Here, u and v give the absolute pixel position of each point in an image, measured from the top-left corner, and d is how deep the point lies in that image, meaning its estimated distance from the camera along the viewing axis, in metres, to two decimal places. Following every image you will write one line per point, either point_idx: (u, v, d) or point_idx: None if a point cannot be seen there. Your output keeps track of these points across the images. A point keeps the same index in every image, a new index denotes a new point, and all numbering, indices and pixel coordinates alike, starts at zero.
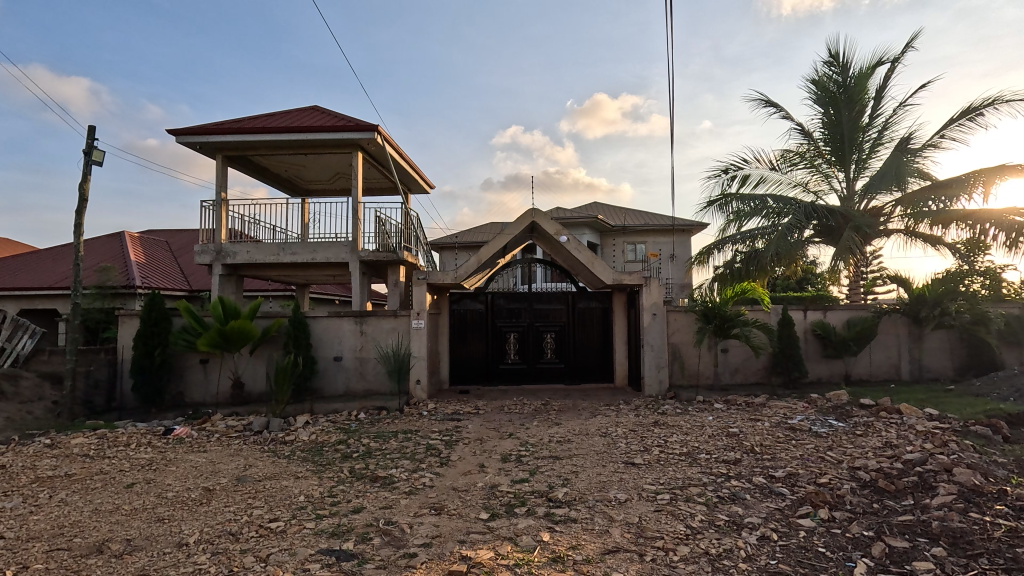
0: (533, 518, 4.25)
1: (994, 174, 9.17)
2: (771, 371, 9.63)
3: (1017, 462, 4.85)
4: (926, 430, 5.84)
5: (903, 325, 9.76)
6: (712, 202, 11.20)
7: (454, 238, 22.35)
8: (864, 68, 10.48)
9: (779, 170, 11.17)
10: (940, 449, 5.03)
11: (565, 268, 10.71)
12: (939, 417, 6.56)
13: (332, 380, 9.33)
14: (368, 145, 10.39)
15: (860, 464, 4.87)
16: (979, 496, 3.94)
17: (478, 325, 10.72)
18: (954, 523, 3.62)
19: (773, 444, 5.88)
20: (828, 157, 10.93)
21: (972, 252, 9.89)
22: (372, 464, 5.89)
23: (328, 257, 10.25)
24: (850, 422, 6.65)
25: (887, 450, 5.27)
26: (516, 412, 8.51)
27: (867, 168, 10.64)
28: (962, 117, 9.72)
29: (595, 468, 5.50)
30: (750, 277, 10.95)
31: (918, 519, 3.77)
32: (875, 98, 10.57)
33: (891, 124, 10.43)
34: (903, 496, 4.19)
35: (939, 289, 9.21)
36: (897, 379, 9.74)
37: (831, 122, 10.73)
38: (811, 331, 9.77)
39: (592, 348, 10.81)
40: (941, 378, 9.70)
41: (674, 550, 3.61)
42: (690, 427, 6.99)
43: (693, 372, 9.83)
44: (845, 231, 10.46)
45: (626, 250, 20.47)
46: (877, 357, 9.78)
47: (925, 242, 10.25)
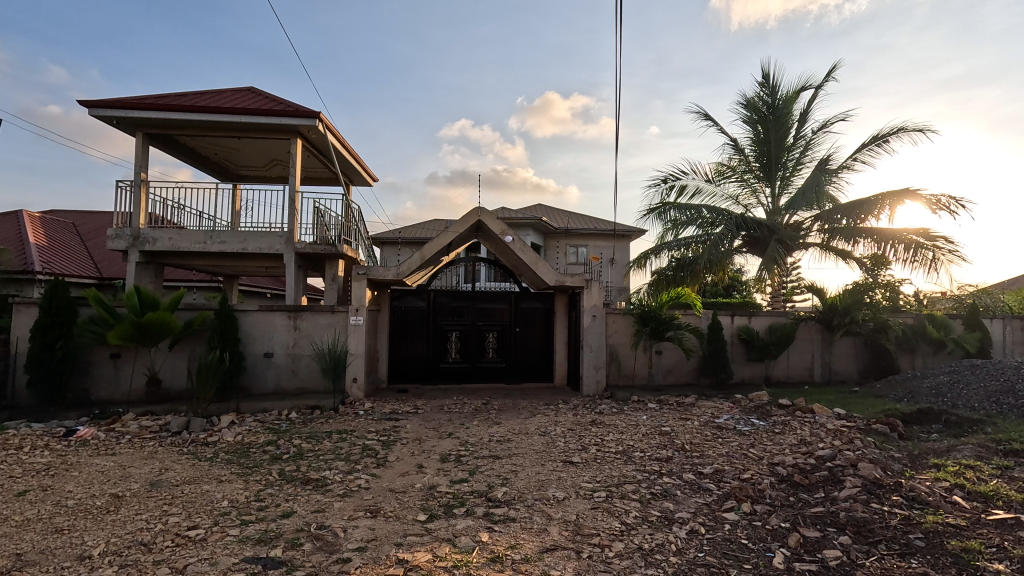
0: (472, 518, 4.22)
1: (898, 197, 10.13)
2: (701, 372, 10.15)
3: (909, 457, 5.38)
4: (835, 428, 6.36)
5: (817, 331, 10.61)
6: (651, 208, 11.68)
7: (396, 233, 21.86)
8: (790, 92, 11.30)
9: (713, 182, 11.81)
10: (847, 445, 5.48)
11: (508, 267, 10.73)
12: (846, 416, 7.17)
13: (261, 376, 8.85)
14: (308, 132, 9.91)
15: (778, 460, 5.23)
16: (879, 488, 4.32)
17: (419, 323, 10.54)
18: (858, 513, 3.94)
19: (702, 442, 6.19)
20: (757, 173, 11.65)
21: (875, 266, 10.75)
22: (304, 466, 5.63)
23: (261, 248, 9.70)
24: (769, 421, 7.12)
25: (802, 447, 5.69)
26: (456, 412, 8.43)
27: (791, 185, 11.43)
28: (872, 142, 10.68)
29: (535, 467, 5.55)
30: (684, 282, 11.50)
31: (828, 510, 4.09)
32: (799, 120, 11.37)
33: (813, 145, 11.26)
34: (815, 490, 4.53)
35: (848, 299, 10.08)
36: (811, 381, 10.55)
37: (760, 140, 11.48)
38: (736, 335, 10.43)
39: (533, 348, 10.91)
40: (847, 381, 10.61)
41: (610, 546, 3.70)
42: (626, 426, 7.22)
43: (628, 372, 10.17)
44: (770, 243, 11.21)
45: (568, 252, 20.85)
46: (794, 360, 10.55)
47: (838, 256, 11.17)
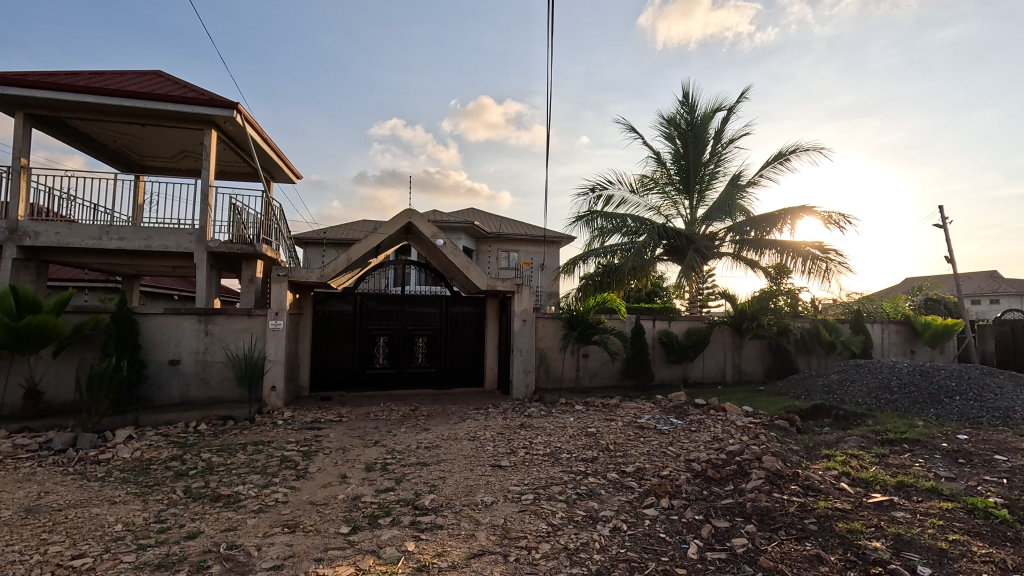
0: (398, 528, 4.11)
1: (797, 213, 11.16)
2: (625, 374, 10.57)
3: (805, 449, 5.91)
4: (743, 424, 6.86)
5: (728, 334, 11.41)
6: (580, 216, 12.06)
7: (322, 234, 20.95)
8: (706, 112, 12.14)
9: (637, 193, 12.40)
10: (753, 440, 5.93)
11: (439, 271, 10.61)
12: (753, 413, 7.76)
13: (165, 386, 8.10)
14: (224, 124, 9.27)
15: (694, 456, 5.56)
16: (780, 478, 4.70)
17: (345, 328, 10.15)
18: (762, 502, 4.26)
19: (625, 442, 6.45)
20: (677, 186, 12.37)
21: (779, 275, 11.77)
22: (213, 482, 5.23)
23: (167, 246, 8.92)
24: (686, 420, 7.56)
25: (715, 443, 6.08)
26: (383, 419, 8.18)
27: (706, 198, 12.24)
28: (776, 162, 11.69)
29: (463, 472, 5.52)
30: (610, 288, 11.94)
31: (736, 501, 4.40)
32: (714, 138, 12.23)
33: (726, 162, 12.14)
34: (725, 482, 4.85)
35: (755, 305, 10.95)
36: (723, 381, 11.31)
37: (679, 155, 12.21)
38: (657, 339, 10.99)
39: (464, 352, 10.85)
40: (754, 381, 11.49)
41: (537, 548, 3.75)
42: (553, 429, 7.37)
43: (557, 375, 10.40)
44: (688, 252, 11.93)
45: (499, 257, 20.98)
46: (709, 362, 11.27)
47: (747, 265, 12.09)
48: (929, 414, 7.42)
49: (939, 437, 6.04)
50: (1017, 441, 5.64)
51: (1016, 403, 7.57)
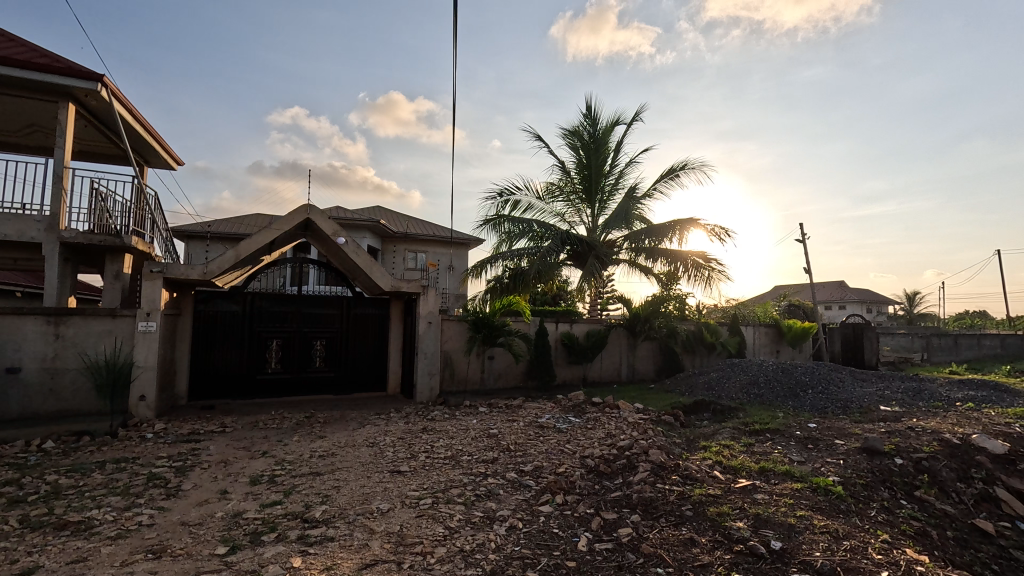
0: (284, 544, 3.86)
1: (685, 225, 12.15)
2: (529, 375, 10.83)
3: (686, 441, 6.45)
4: (634, 421, 7.32)
5: (624, 336, 12.13)
6: (487, 219, 12.18)
7: (207, 227, 19.11)
8: (607, 126, 12.84)
9: (543, 199, 12.79)
10: (642, 435, 6.36)
11: (340, 271, 10.15)
12: (643, 410, 8.32)
13: (1, 399, 6.93)
14: (86, 97, 8.14)
15: (588, 453, 5.82)
16: (663, 469, 5.08)
17: (232, 330, 9.33)
18: (646, 493, 4.58)
19: (525, 441, 6.60)
20: (580, 195, 12.93)
21: (669, 281, 12.73)
22: (60, 507, 4.54)
23: (6, 234, 7.62)
24: (583, 418, 7.91)
25: (608, 439, 6.42)
26: (273, 428, 7.63)
27: (607, 208, 12.93)
28: (667, 177, 12.66)
29: (359, 480, 5.31)
30: (516, 291, 12.17)
31: (624, 493, 4.68)
32: (615, 151, 12.96)
33: (624, 174, 12.91)
34: (615, 476, 5.15)
35: (648, 309, 11.77)
36: (619, 380, 12.00)
37: (582, 165, 12.79)
38: (559, 340, 11.41)
39: (366, 356, 10.43)
40: (646, 379, 12.32)
41: (432, 553, 3.71)
42: (456, 431, 7.35)
43: (462, 378, 10.39)
44: (589, 257, 12.51)
45: (406, 257, 20.51)
46: (606, 362, 11.90)
47: (642, 272, 12.95)
48: (788, 406, 8.44)
49: (794, 426, 6.89)
50: (852, 427, 6.61)
51: (853, 394, 8.86)
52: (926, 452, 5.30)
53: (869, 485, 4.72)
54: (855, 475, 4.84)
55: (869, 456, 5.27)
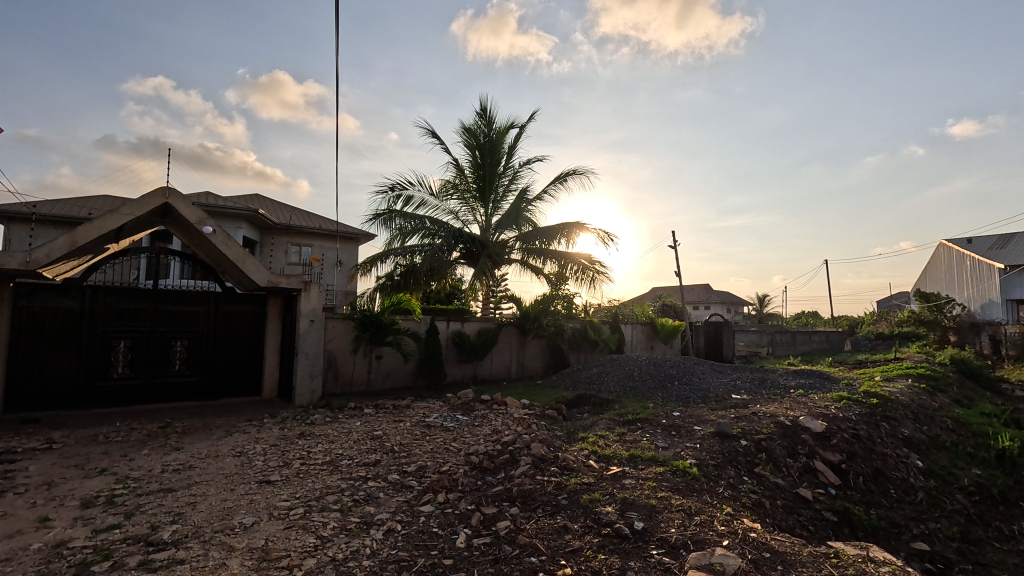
0: (121, 573, 3.37)
1: (573, 228, 12.75)
2: (418, 374, 10.65)
3: (567, 434, 6.75)
4: (520, 416, 7.51)
5: (514, 334, 12.41)
6: (378, 214, 11.76)
7: (35, 207, 16.14)
8: (502, 127, 13.06)
9: (437, 197, 12.66)
10: (525, 430, 6.54)
11: (207, 264, 9.15)
12: (529, 405, 8.58)
13: None
14: None
15: (473, 450, 5.85)
16: (543, 462, 5.26)
17: (65, 330, 7.98)
18: (526, 486, 4.72)
19: (410, 442, 6.46)
20: (474, 194, 12.98)
21: (557, 281, 13.26)
22: None
23: None
24: (471, 416, 7.95)
25: (493, 435, 6.51)
26: (117, 441, 6.66)
27: (500, 208, 13.13)
28: (558, 181, 13.20)
29: (221, 494, 4.82)
30: (407, 289, 11.89)
31: (505, 487, 4.78)
32: (509, 153, 13.22)
33: (518, 176, 13.21)
34: (498, 471, 5.24)
35: (537, 308, 12.20)
36: (508, 377, 12.25)
37: (477, 164, 12.85)
38: (450, 339, 11.38)
39: (237, 358, 9.51)
40: (535, 375, 12.71)
41: (300, 565, 3.48)
42: (337, 435, 6.98)
43: (346, 379, 9.92)
44: (481, 257, 12.61)
45: (287, 250, 19.06)
46: (497, 360, 12.08)
47: (532, 272, 13.35)
48: (658, 397, 9.22)
49: (662, 415, 7.54)
50: (709, 414, 7.40)
51: (712, 384, 9.93)
52: (764, 433, 6.10)
53: (719, 465, 5.31)
54: (708, 457, 5.42)
55: (721, 439, 5.94)
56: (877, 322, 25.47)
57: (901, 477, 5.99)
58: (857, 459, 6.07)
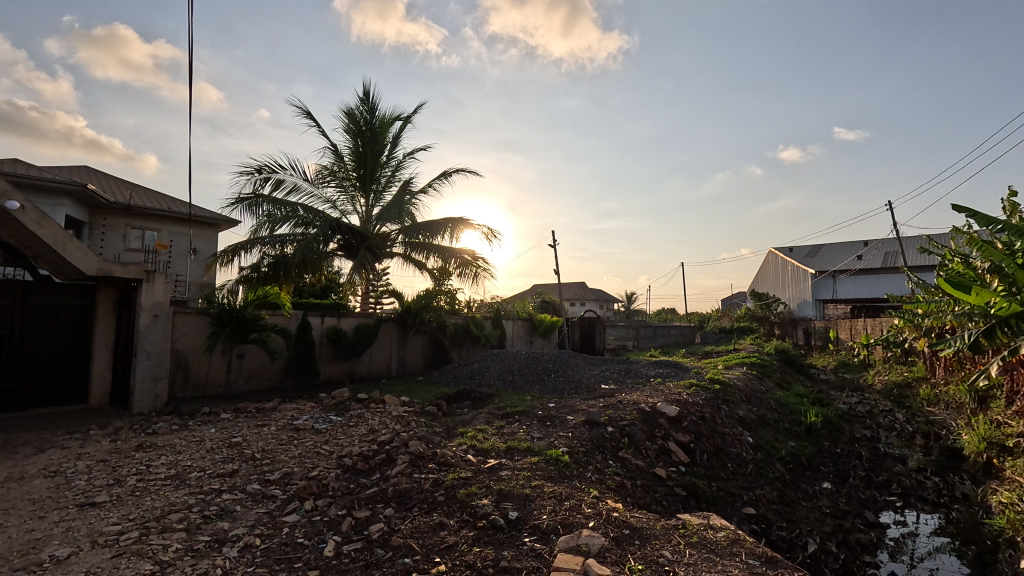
0: None
1: (458, 224, 12.71)
2: (287, 374, 9.85)
3: (446, 430, 6.71)
4: (398, 414, 7.30)
5: (395, 330, 12.04)
6: (242, 198, 10.64)
7: None
8: (385, 116, 12.57)
9: (312, 183, 11.80)
10: (403, 428, 6.36)
11: (13, 246, 7.54)
12: (408, 402, 8.39)
13: None
14: None
15: (346, 451, 5.54)
16: (421, 459, 5.16)
17: None
18: (402, 485, 4.59)
19: (274, 447, 5.93)
20: (354, 182, 12.32)
21: (441, 276, 13.13)
22: None
23: None
24: (345, 416, 7.54)
25: (369, 435, 6.23)
26: None
27: (382, 199, 12.62)
28: (443, 175, 13.06)
29: (26, 524, 4.00)
30: (276, 281, 10.93)
31: (380, 489, 4.61)
32: (392, 143, 12.76)
33: (401, 167, 12.81)
34: (372, 473, 5.04)
35: (419, 303, 11.96)
36: (388, 374, 11.85)
37: (358, 152, 12.22)
38: (325, 335, 10.71)
39: (54, 360, 7.97)
40: (416, 372, 12.45)
41: None
42: (185, 444, 6.18)
43: (200, 381, 8.84)
44: (361, 249, 12.02)
45: (125, 234, 16.42)
46: (375, 356, 11.64)
47: (415, 266, 13.06)
48: (535, 389, 9.58)
49: (538, 407, 7.85)
50: (581, 404, 7.86)
51: (584, 376, 10.57)
52: (628, 419, 6.64)
53: (588, 451, 5.66)
54: (579, 445, 5.74)
55: (590, 428, 6.33)
56: (721, 318, 29.15)
57: (736, 452, 6.91)
58: (703, 438, 6.88)
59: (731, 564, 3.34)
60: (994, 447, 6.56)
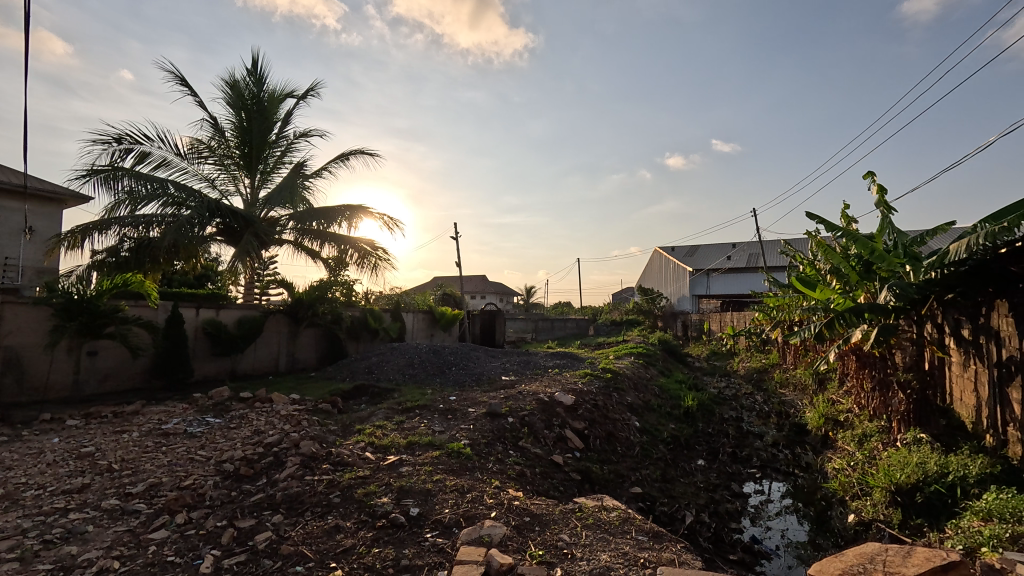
0: None
1: (356, 212, 12.09)
2: (153, 373, 8.72)
3: (341, 428, 6.38)
4: (287, 413, 6.79)
5: (284, 323, 11.20)
6: (95, 170, 9.19)
7: None
8: (275, 91, 11.56)
9: (185, 158, 10.52)
10: (294, 428, 5.93)
11: None
12: (299, 400, 7.86)
13: None
14: None
15: (227, 456, 5.03)
16: (314, 460, 4.85)
17: None
18: (293, 489, 4.29)
19: (137, 456, 5.21)
20: (237, 160, 11.18)
21: (336, 266, 12.43)
22: None
23: None
24: (226, 417, 6.86)
25: (253, 437, 5.71)
26: None
27: (270, 181, 11.62)
28: (340, 160, 12.34)
29: None
30: (139, 268, 9.61)
31: (267, 494, 4.26)
32: (283, 121, 11.78)
33: (293, 148, 11.88)
34: (258, 478, 4.64)
35: (312, 295, 11.30)
36: (275, 371, 10.99)
37: (242, 128, 11.11)
38: (201, 329, 9.67)
39: None
40: (307, 368, 11.67)
41: None
42: (17, 459, 5.21)
43: (38, 383, 7.53)
44: (244, 234, 10.96)
45: None
46: (261, 352, 10.74)
47: (307, 254, 12.22)
48: (436, 383, 9.47)
49: (439, 400, 7.77)
50: (482, 396, 7.91)
51: (485, 368, 10.67)
52: (527, 409, 6.82)
53: (489, 442, 5.72)
54: (480, 437, 5.78)
55: (491, 419, 6.40)
56: (612, 311, 31.09)
57: (625, 436, 7.40)
58: (596, 425, 7.28)
59: (623, 541, 3.58)
60: (830, 422, 7.73)
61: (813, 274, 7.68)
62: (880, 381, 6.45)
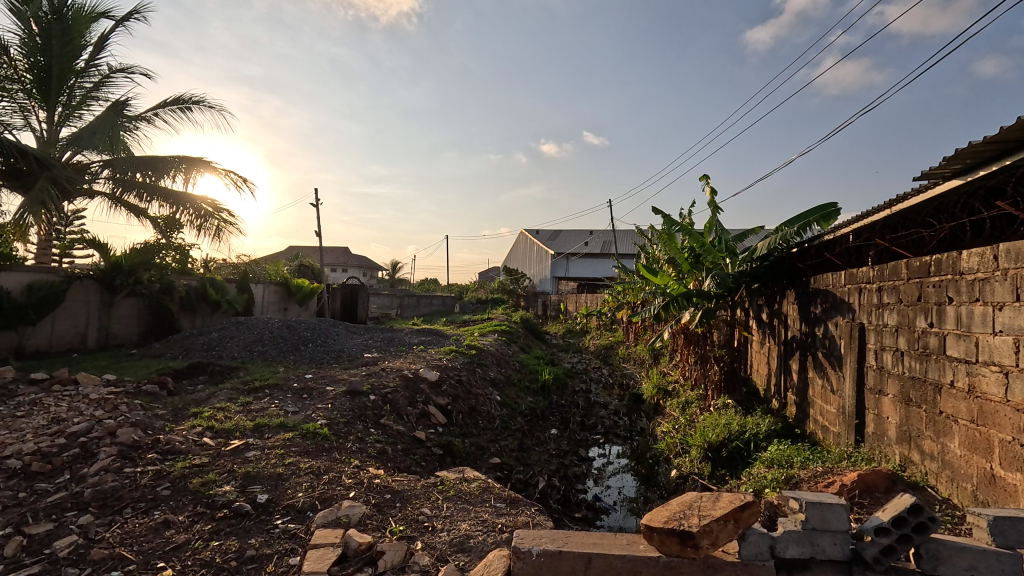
0: None
1: (195, 165, 10.48)
2: None
3: (172, 412, 5.61)
4: (99, 397, 5.74)
5: (94, 292, 9.37)
6: None
7: None
8: (85, 9, 9.41)
9: None
10: (108, 414, 5.04)
11: None
12: (116, 381, 6.73)
13: None
14: None
15: (11, 450, 4.09)
16: (136, 450, 4.19)
17: None
18: (107, 484, 3.67)
19: None
20: (26, 86, 8.91)
21: (168, 228, 10.71)
22: None
23: None
24: (10, 404, 5.57)
25: (51, 427, 4.72)
26: None
27: (75, 119, 9.51)
28: (174, 104, 10.56)
29: None
30: None
31: (70, 493, 3.59)
32: (95, 46, 9.67)
33: (109, 81, 9.85)
34: (58, 474, 3.88)
35: (133, 260, 9.66)
36: (81, 348, 9.18)
37: (35, 46, 8.85)
38: None
39: None
40: (126, 344, 9.84)
41: None
42: None
43: None
44: (39, 181, 8.86)
45: None
46: (60, 326, 8.91)
47: (129, 211, 10.35)
48: (290, 360, 8.81)
49: (293, 379, 7.23)
50: (341, 374, 7.57)
51: (346, 345, 10.19)
52: (390, 387, 6.68)
53: (349, 421, 5.50)
54: (338, 416, 5.52)
55: (351, 398, 6.16)
56: (478, 289, 31.77)
57: (486, 409, 7.67)
58: (459, 400, 7.40)
59: (482, 510, 3.72)
60: (661, 392, 8.86)
61: (658, 262, 8.61)
62: (702, 356, 7.54)
